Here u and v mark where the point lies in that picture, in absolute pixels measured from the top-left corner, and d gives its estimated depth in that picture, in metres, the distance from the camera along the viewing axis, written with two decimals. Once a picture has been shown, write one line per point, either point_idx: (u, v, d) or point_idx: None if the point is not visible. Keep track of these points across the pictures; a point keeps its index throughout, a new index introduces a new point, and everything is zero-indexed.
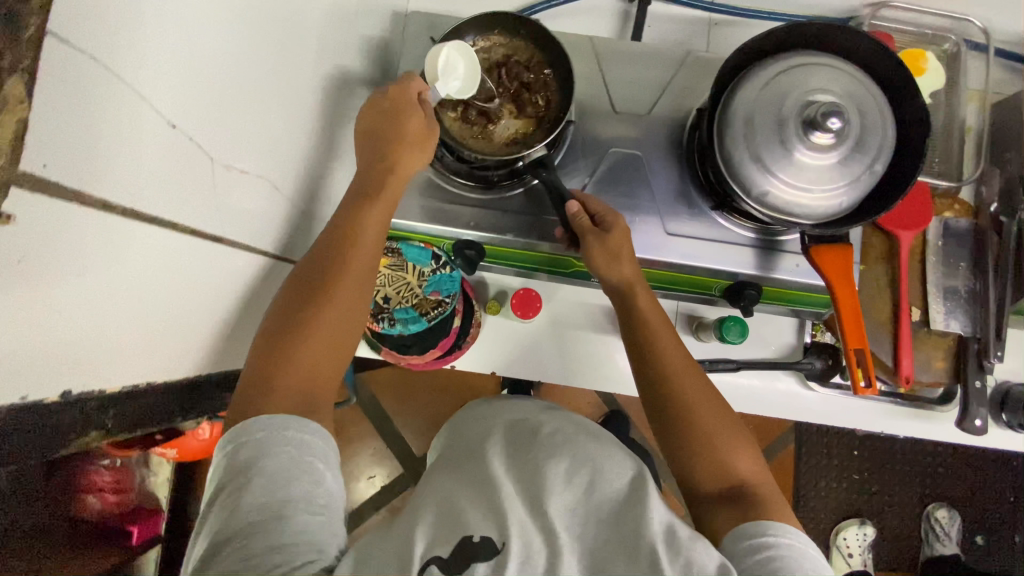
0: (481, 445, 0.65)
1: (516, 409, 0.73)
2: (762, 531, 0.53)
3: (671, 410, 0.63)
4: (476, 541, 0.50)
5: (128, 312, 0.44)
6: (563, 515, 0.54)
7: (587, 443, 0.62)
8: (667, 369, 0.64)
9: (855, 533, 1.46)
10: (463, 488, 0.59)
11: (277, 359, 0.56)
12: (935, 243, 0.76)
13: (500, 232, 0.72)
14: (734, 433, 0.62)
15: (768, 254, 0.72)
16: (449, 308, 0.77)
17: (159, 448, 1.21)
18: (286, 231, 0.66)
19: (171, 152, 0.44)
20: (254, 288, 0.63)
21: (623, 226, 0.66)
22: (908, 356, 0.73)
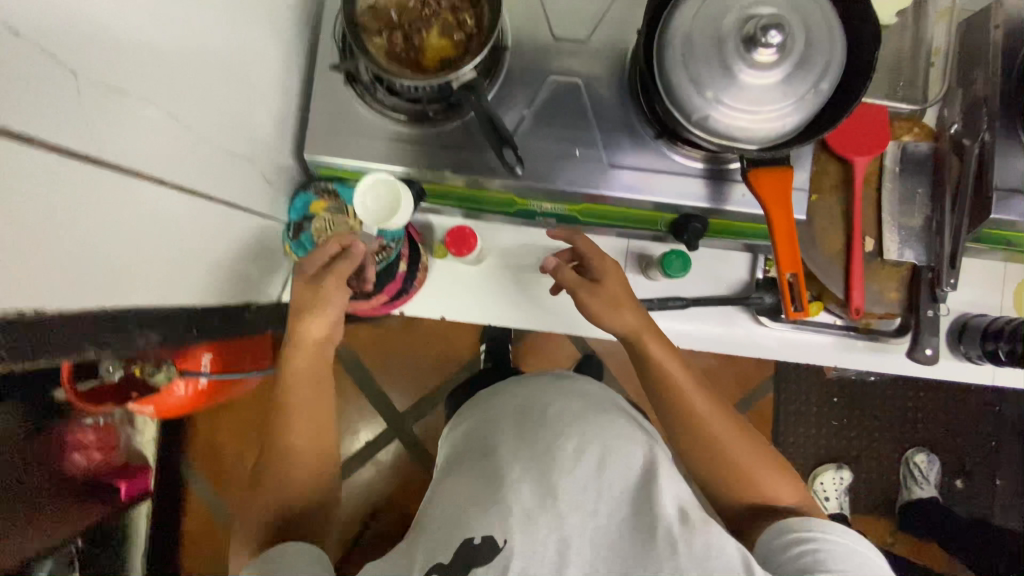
0: (494, 438, 0.70)
1: (520, 388, 0.77)
2: (810, 526, 0.61)
3: (704, 452, 0.68)
4: (478, 541, 0.56)
5: (25, 249, 0.39)
6: (574, 497, 0.59)
7: (590, 422, 0.67)
8: (698, 418, 0.68)
9: (831, 476, 1.47)
10: (479, 490, 0.63)
11: (270, 475, 0.68)
12: (891, 169, 0.73)
13: (437, 168, 0.70)
14: (763, 457, 0.68)
15: (717, 183, 0.70)
16: (394, 252, 0.75)
17: (136, 405, 1.23)
18: (226, 174, 0.63)
19: (26, 67, 0.35)
20: (184, 228, 0.59)
21: (614, 274, 0.68)
22: (859, 287, 0.71)
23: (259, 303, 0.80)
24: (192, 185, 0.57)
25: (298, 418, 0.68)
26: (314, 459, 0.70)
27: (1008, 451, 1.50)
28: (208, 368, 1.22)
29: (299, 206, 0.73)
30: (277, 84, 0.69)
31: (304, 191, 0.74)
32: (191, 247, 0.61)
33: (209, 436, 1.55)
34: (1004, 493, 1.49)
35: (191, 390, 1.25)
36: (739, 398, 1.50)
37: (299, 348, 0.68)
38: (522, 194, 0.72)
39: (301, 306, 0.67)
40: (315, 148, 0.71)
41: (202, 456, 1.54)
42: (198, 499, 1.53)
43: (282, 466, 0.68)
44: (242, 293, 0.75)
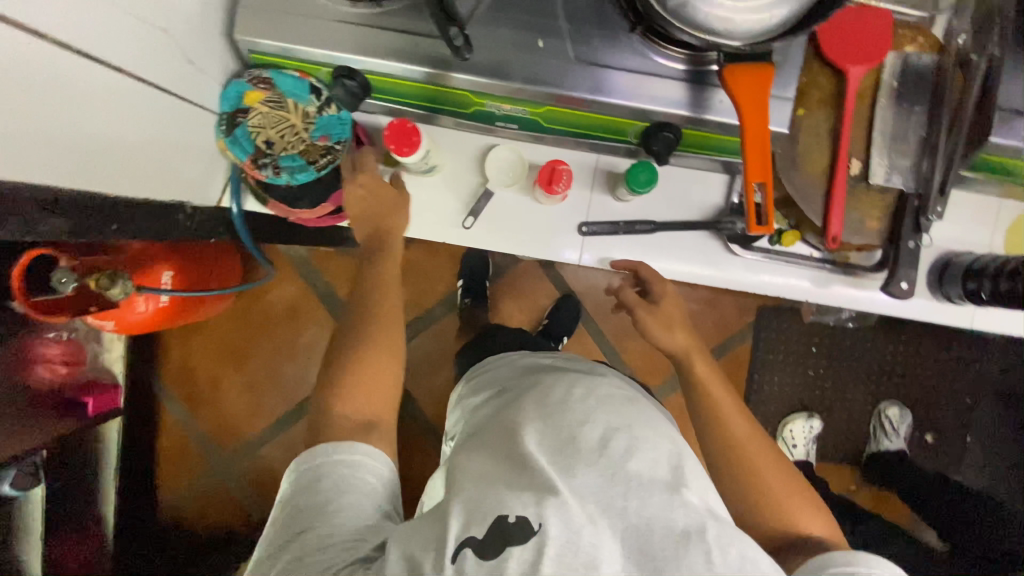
0: (510, 417, 0.59)
1: (534, 376, 0.67)
2: (852, 561, 0.51)
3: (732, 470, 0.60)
4: (513, 521, 0.47)
5: None
6: (603, 492, 0.49)
7: (619, 408, 0.56)
8: (727, 428, 0.61)
9: (801, 425, 1.46)
10: (499, 472, 0.53)
11: (336, 383, 0.63)
12: (890, 83, 0.65)
13: (382, 56, 0.62)
14: (795, 488, 0.59)
15: (698, 89, 0.63)
16: (340, 155, 0.69)
17: (95, 318, 1.18)
18: (136, 43, 0.54)
19: None
20: (93, 105, 0.51)
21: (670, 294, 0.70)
22: (840, 214, 0.65)
23: (197, 206, 0.74)
24: (94, 51, 0.49)
25: (375, 312, 0.67)
26: (389, 367, 0.65)
27: (982, 409, 1.49)
28: (169, 285, 1.17)
29: (232, 96, 0.68)
30: None
31: (238, 78, 0.68)
32: (109, 129, 0.55)
33: (184, 356, 1.55)
34: (973, 450, 1.49)
35: (155, 307, 1.20)
36: (717, 343, 1.48)
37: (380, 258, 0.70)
38: (479, 91, 0.65)
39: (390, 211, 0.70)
40: (249, 27, 0.63)
41: (176, 376, 1.56)
42: (172, 417, 1.56)
43: (351, 370, 0.63)
44: (175, 193, 0.69)
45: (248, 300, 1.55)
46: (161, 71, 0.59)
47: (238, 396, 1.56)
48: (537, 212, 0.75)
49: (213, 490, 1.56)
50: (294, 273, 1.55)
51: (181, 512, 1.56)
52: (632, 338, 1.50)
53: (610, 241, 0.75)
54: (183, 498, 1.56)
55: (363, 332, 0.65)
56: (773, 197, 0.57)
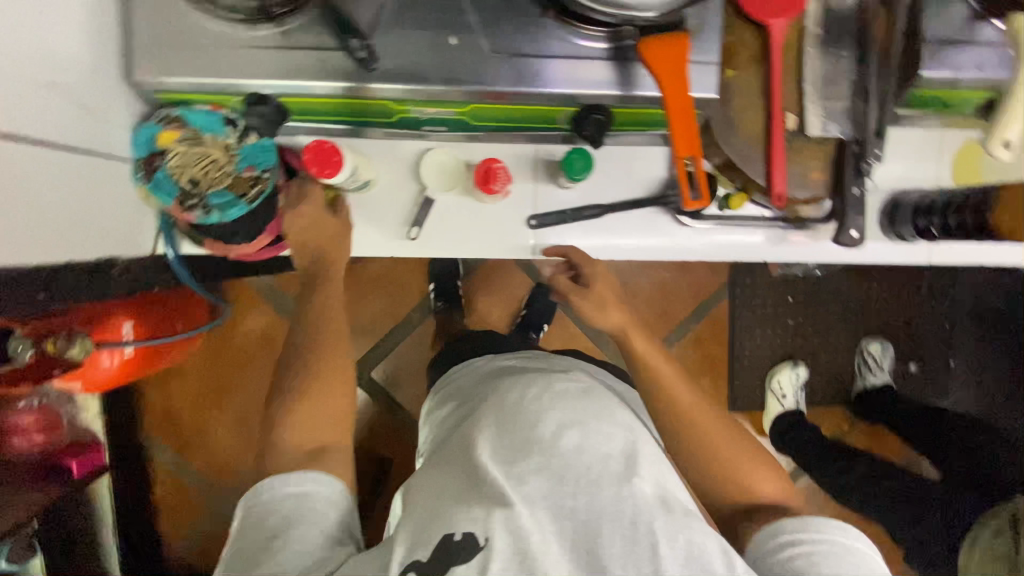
0: (468, 426, 0.63)
1: (496, 378, 0.70)
2: (801, 527, 0.57)
3: (682, 441, 0.64)
4: (459, 539, 0.51)
5: None
6: (553, 495, 0.54)
7: (570, 404, 0.60)
8: (676, 404, 0.64)
9: (788, 375, 1.47)
10: (454, 487, 0.57)
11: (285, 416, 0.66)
12: (814, 31, 0.64)
13: (293, 77, 0.60)
14: (752, 455, 0.64)
15: (622, 65, 0.61)
16: (270, 183, 0.67)
17: (60, 381, 1.14)
18: (26, 101, 0.51)
19: None
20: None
21: (601, 275, 0.71)
22: (781, 170, 0.65)
23: (129, 258, 0.72)
24: None
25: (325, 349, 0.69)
26: (338, 401, 0.68)
27: (960, 331, 1.52)
28: (131, 336, 1.13)
29: (145, 141, 0.65)
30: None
31: (148, 121, 0.65)
32: (14, 196, 0.51)
33: (165, 402, 1.53)
34: (956, 372, 1.52)
35: (121, 360, 1.17)
36: (694, 308, 1.49)
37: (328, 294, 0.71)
38: (400, 98, 0.62)
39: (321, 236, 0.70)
40: (148, 66, 0.60)
41: (160, 423, 1.53)
42: (165, 465, 1.54)
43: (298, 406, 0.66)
44: (104, 248, 0.66)
45: (220, 336, 1.52)
46: (57, 125, 0.56)
47: (225, 433, 1.54)
48: (483, 212, 0.73)
49: (218, 530, 1.55)
50: (262, 301, 1.52)
51: (189, 556, 1.55)
52: None
53: (560, 231, 0.74)
54: (189, 542, 1.55)
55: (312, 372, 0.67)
56: (704, 167, 0.56)
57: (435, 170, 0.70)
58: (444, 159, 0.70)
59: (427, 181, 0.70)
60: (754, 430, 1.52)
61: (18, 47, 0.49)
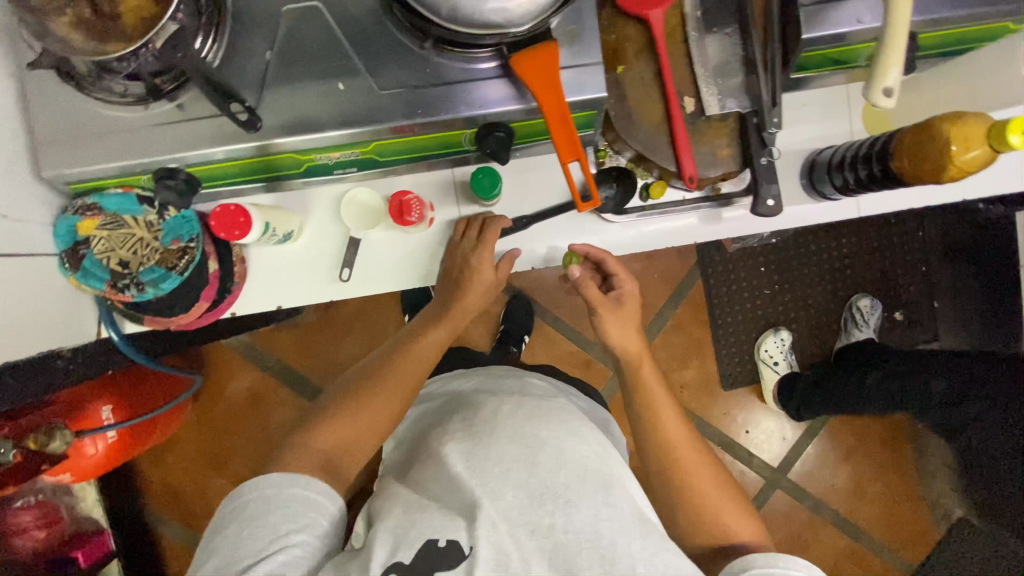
0: (439, 441, 0.64)
1: (470, 398, 0.72)
2: (771, 562, 0.59)
3: (666, 473, 0.67)
4: (444, 545, 0.53)
5: None
6: (527, 510, 0.55)
7: (547, 420, 0.62)
8: (665, 435, 0.68)
9: (773, 341, 1.47)
10: (437, 498, 0.58)
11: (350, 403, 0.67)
12: (694, 15, 0.65)
13: (193, 146, 0.61)
14: (728, 492, 0.67)
15: (514, 80, 0.62)
16: (197, 252, 0.68)
17: (50, 475, 1.14)
18: None
19: None
20: None
21: (633, 291, 0.73)
22: (688, 153, 0.66)
23: (74, 346, 0.73)
24: None
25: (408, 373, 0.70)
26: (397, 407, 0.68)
27: (939, 273, 1.50)
28: (112, 420, 1.14)
29: (65, 232, 0.66)
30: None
31: (66, 213, 0.66)
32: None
33: (163, 478, 1.53)
34: (943, 315, 1.50)
35: (107, 445, 1.17)
36: (669, 295, 1.49)
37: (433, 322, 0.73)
38: (303, 149, 0.63)
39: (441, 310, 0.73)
40: (54, 161, 0.61)
41: (162, 501, 1.53)
42: (172, 541, 1.52)
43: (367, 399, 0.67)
44: (46, 342, 0.67)
45: (209, 402, 1.52)
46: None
47: (228, 498, 1.53)
48: (413, 243, 0.74)
49: None
50: (244, 361, 1.53)
51: None
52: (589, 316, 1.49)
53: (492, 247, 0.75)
54: None
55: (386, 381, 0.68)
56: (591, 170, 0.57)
57: (357, 211, 0.71)
58: (362, 198, 0.71)
59: (350, 223, 0.71)
60: (752, 404, 1.50)
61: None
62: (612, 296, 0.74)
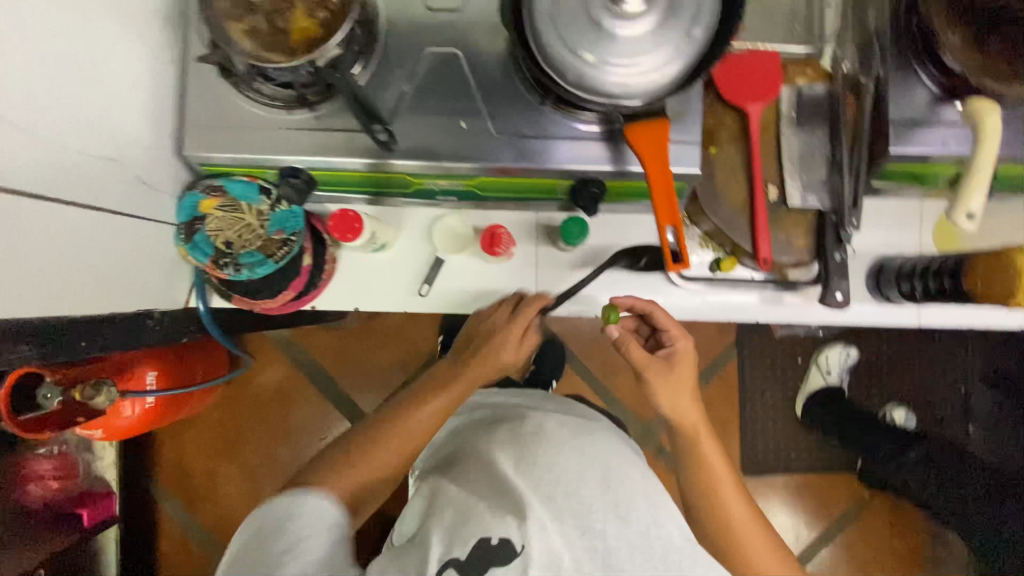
0: (491, 448, 0.76)
1: (513, 410, 0.83)
2: None
3: (722, 547, 0.71)
4: (495, 542, 0.65)
5: None
6: (569, 526, 0.66)
7: (588, 441, 0.74)
8: (729, 511, 0.71)
9: (836, 354, 1.46)
10: (490, 498, 0.70)
11: (343, 458, 0.67)
12: (789, 115, 0.71)
13: (323, 153, 0.68)
14: (775, 547, 0.71)
15: (616, 145, 0.68)
16: (296, 245, 0.73)
17: (83, 428, 1.19)
18: (86, 177, 0.59)
19: None
20: (58, 236, 0.57)
21: (683, 349, 0.73)
22: (766, 237, 0.70)
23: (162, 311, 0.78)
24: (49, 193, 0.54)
25: (403, 435, 0.69)
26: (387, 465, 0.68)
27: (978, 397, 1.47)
28: (154, 385, 1.19)
29: (187, 207, 0.72)
30: (153, 85, 0.68)
31: (192, 191, 0.72)
32: (66, 254, 0.58)
33: (177, 454, 1.55)
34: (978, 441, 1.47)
35: (142, 409, 1.22)
36: (702, 368, 1.49)
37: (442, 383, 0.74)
38: (416, 172, 0.70)
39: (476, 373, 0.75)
40: (196, 145, 0.69)
41: (171, 476, 1.54)
42: (171, 518, 1.53)
43: (365, 450, 0.68)
44: (143, 302, 0.73)
45: (237, 387, 1.56)
46: (112, 193, 0.64)
47: (235, 486, 1.54)
48: (488, 273, 0.79)
49: None
50: (279, 354, 1.57)
51: None
52: (620, 373, 1.50)
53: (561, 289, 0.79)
54: None
55: (387, 430, 0.69)
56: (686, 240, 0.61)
57: (447, 236, 0.77)
58: (453, 224, 0.77)
59: (440, 245, 0.77)
60: (770, 494, 1.47)
61: (85, 129, 0.58)
62: (663, 356, 0.74)
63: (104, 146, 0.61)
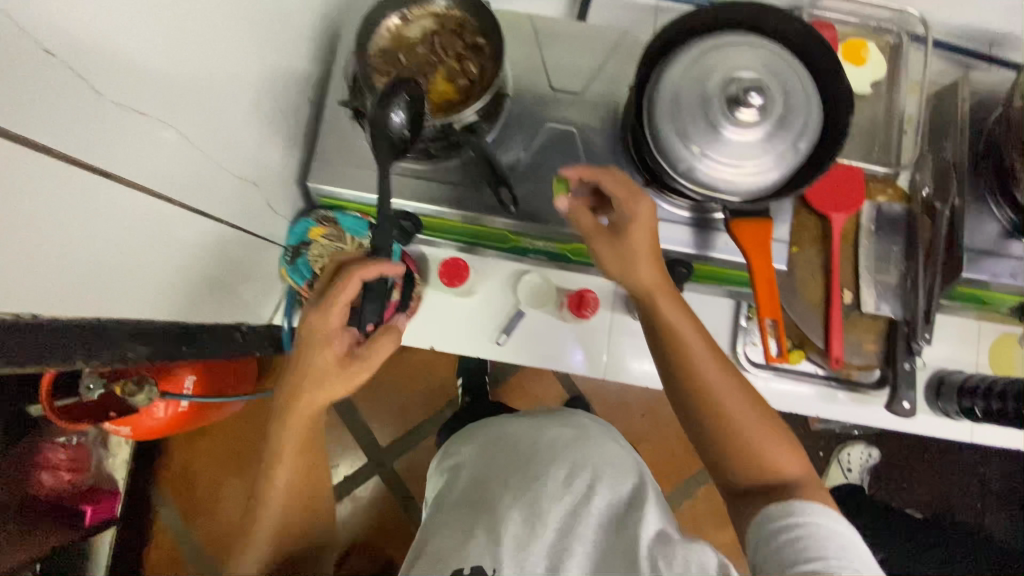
0: (486, 472, 0.67)
1: (505, 425, 0.73)
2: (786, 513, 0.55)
3: (689, 395, 0.62)
4: (468, 573, 0.57)
5: (37, 255, 0.40)
6: (549, 544, 0.58)
7: (571, 451, 0.66)
8: (720, 406, 0.61)
9: (858, 451, 1.39)
10: (465, 522, 0.63)
11: (269, 453, 0.69)
12: (868, 227, 0.76)
13: (436, 202, 0.74)
14: (776, 432, 0.62)
15: (703, 232, 0.75)
16: (388, 280, 0.78)
17: (111, 424, 1.19)
18: (233, 197, 0.64)
19: (56, 89, 0.37)
20: (195, 247, 0.60)
21: (644, 225, 0.61)
22: (838, 337, 0.73)
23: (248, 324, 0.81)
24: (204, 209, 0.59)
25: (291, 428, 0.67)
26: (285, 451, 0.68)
27: None
28: (189, 390, 1.18)
29: (299, 231, 0.76)
30: (291, 117, 0.73)
31: (305, 216, 0.76)
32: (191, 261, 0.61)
33: (184, 460, 1.51)
34: None
35: (171, 412, 1.21)
36: None
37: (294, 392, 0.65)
38: (519, 231, 0.75)
39: (329, 365, 0.64)
40: (319, 176, 0.73)
41: (175, 482, 1.51)
42: (166, 527, 1.49)
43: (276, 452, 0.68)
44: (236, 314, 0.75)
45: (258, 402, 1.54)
46: (229, 206, 0.65)
47: (236, 503, 1.50)
48: (563, 332, 0.82)
49: None
50: None
51: None
52: (644, 442, 1.50)
53: (631, 357, 0.82)
54: None
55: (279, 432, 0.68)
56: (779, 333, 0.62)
57: (532, 292, 0.80)
58: (539, 282, 0.80)
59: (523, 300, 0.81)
60: None
61: (229, 149, 0.60)
62: (617, 223, 0.62)
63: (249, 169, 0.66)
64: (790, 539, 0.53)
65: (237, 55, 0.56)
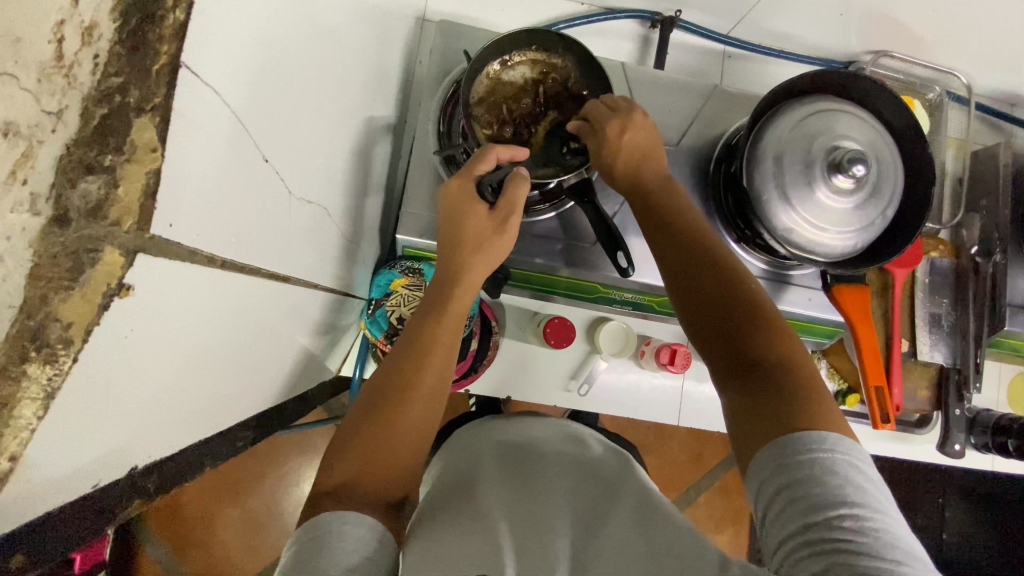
0: (477, 461, 0.60)
1: (502, 426, 0.67)
2: (800, 443, 0.41)
3: (692, 270, 0.53)
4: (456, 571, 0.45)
5: (202, 381, 0.35)
6: (525, 524, 0.49)
7: (550, 451, 0.60)
8: (718, 266, 0.53)
9: None
10: (453, 514, 0.52)
11: (380, 412, 0.51)
12: (923, 279, 0.82)
13: (528, 256, 0.69)
14: (771, 307, 0.51)
15: (778, 285, 0.76)
16: (468, 329, 0.75)
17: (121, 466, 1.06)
18: (339, 262, 0.59)
19: (241, 177, 0.31)
20: (307, 319, 0.55)
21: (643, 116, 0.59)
22: (899, 386, 0.78)
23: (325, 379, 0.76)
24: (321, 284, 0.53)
25: (426, 379, 0.53)
26: (420, 434, 0.52)
27: None
28: None
29: (382, 283, 0.72)
30: (379, 162, 0.68)
31: (388, 267, 0.72)
32: (301, 336, 0.54)
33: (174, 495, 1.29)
34: None
35: None
36: None
37: (434, 322, 0.56)
38: (608, 283, 0.72)
39: (472, 243, 0.58)
40: None
41: (160, 517, 1.17)
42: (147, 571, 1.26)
43: (398, 411, 0.51)
44: (320, 374, 0.70)
45: None
46: (334, 271, 0.59)
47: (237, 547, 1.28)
48: (642, 379, 0.83)
49: None
50: None
51: None
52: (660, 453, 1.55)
53: (706, 403, 0.83)
54: None
55: (408, 396, 0.52)
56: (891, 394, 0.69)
57: (614, 340, 0.80)
58: (621, 329, 0.80)
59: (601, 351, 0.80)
60: None
61: (338, 208, 0.55)
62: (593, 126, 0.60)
63: (349, 225, 0.61)
64: (782, 491, 0.40)
65: (347, 106, 0.52)
